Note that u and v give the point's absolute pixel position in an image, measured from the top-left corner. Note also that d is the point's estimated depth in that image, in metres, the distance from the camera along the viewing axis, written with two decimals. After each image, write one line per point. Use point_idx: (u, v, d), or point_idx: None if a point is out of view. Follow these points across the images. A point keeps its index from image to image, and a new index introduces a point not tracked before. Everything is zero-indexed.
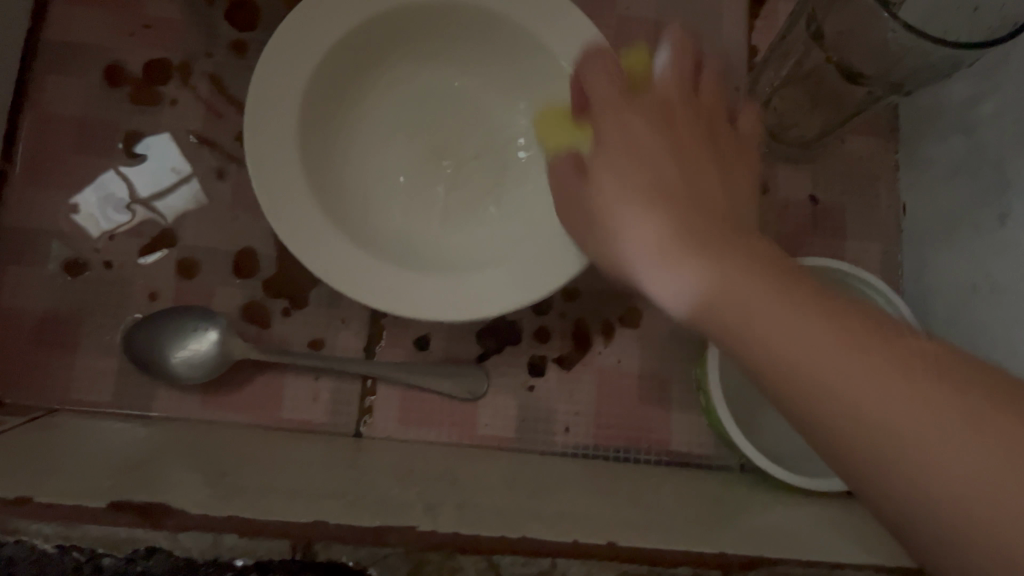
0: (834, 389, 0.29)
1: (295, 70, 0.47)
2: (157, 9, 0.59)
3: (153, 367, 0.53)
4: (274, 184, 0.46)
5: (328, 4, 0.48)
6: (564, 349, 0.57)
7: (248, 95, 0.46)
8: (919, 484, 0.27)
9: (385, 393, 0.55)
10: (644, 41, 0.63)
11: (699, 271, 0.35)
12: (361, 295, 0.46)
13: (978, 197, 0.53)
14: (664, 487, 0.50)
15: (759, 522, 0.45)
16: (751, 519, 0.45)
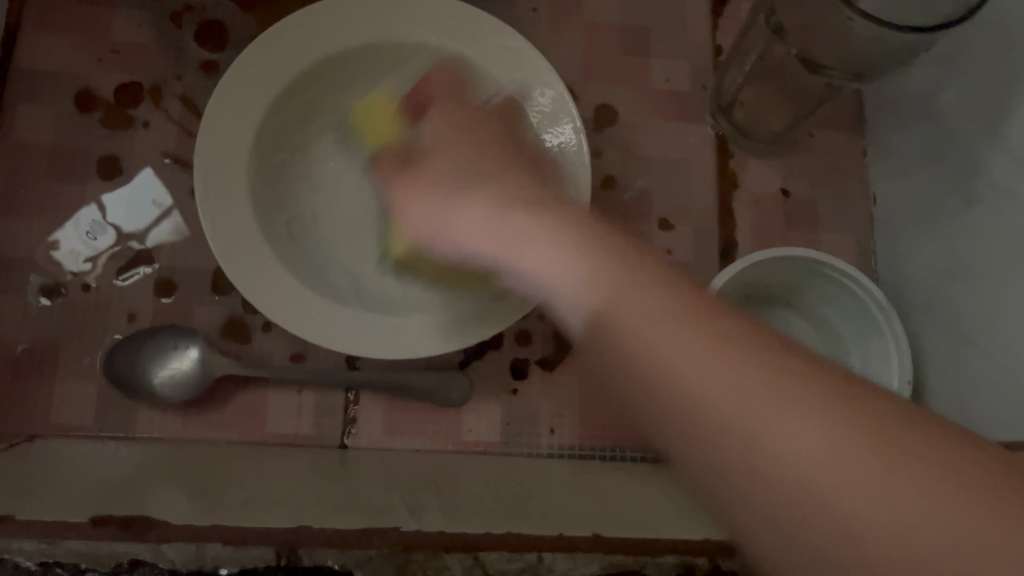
0: (787, 447, 0.25)
1: (246, 115, 0.52)
2: (127, 34, 0.59)
3: (135, 388, 0.53)
4: (226, 239, 0.50)
5: (262, 59, 0.52)
6: (546, 351, 0.58)
7: (197, 163, 0.50)
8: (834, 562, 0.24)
9: (369, 403, 0.56)
10: (610, 44, 0.64)
11: (593, 268, 0.32)
12: (359, 345, 0.50)
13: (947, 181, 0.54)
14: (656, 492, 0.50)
15: None
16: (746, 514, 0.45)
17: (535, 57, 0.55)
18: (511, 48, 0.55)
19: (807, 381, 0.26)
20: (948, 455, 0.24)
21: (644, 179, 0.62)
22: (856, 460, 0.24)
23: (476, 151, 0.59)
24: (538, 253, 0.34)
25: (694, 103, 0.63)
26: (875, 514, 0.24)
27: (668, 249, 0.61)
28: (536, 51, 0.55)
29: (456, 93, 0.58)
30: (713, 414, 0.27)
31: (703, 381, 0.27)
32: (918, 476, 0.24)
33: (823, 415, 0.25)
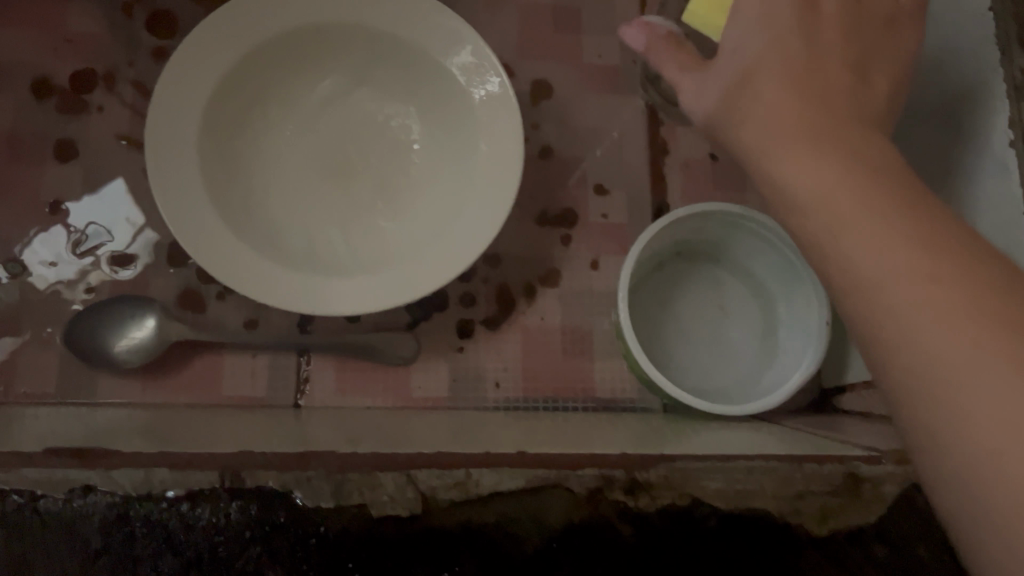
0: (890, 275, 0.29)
1: (194, 93, 0.54)
2: (81, 24, 0.62)
3: (96, 356, 0.56)
4: (176, 209, 0.53)
5: (207, 40, 0.54)
6: (490, 311, 0.61)
7: (147, 138, 0.53)
8: (910, 374, 0.28)
9: (320, 364, 0.58)
10: (544, 22, 0.67)
11: (805, 138, 0.33)
12: (305, 306, 0.53)
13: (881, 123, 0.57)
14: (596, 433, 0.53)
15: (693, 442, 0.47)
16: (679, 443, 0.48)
17: (465, 33, 0.57)
18: (442, 25, 0.57)
19: (906, 226, 0.29)
20: (966, 283, 0.27)
21: (579, 148, 0.65)
22: (917, 291, 0.28)
23: (415, 125, 0.62)
24: (777, 112, 0.34)
25: (625, 77, 0.67)
26: (918, 337, 0.28)
27: (604, 213, 0.64)
28: (469, 27, 0.57)
29: (396, 71, 0.61)
30: (879, 256, 0.29)
31: (871, 228, 0.30)
32: (942, 302, 0.27)
33: (901, 241, 0.29)
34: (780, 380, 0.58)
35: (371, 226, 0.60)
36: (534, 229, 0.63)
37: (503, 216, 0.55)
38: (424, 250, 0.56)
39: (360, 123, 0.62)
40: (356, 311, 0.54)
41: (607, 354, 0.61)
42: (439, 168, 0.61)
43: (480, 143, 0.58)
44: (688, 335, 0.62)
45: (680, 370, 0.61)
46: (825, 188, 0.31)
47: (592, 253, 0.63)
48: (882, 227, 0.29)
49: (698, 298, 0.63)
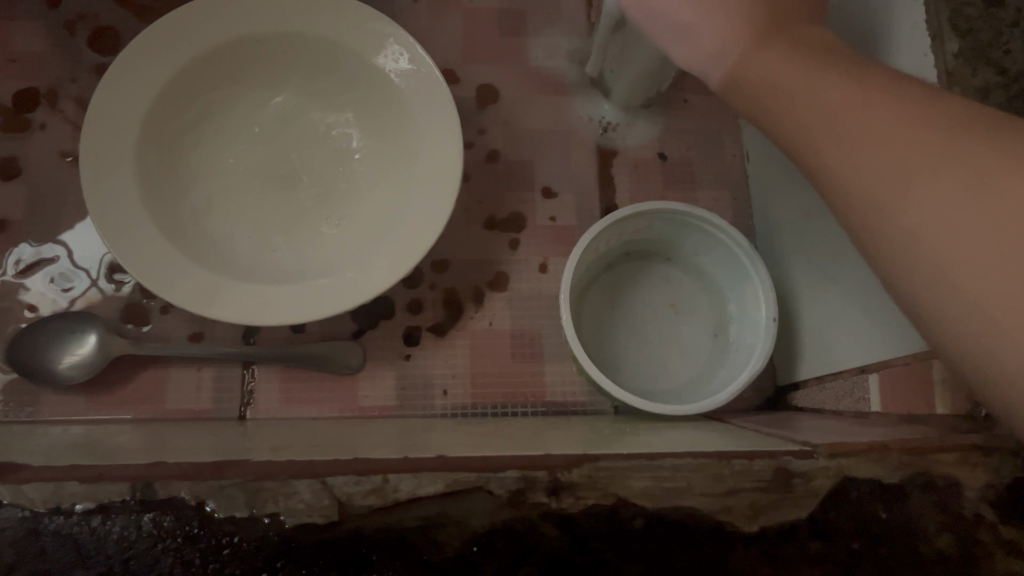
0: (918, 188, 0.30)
1: (131, 106, 0.54)
2: (23, 43, 0.62)
3: (38, 374, 0.55)
4: (110, 221, 0.52)
5: (142, 53, 0.54)
6: (438, 318, 0.60)
7: (82, 152, 0.53)
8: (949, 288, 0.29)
9: (266, 376, 0.58)
10: (489, 28, 0.67)
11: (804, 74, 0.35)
12: (245, 316, 0.53)
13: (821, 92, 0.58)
14: (542, 436, 0.53)
15: (630, 442, 0.47)
16: (620, 442, 0.48)
17: (402, 38, 0.57)
18: (379, 32, 0.57)
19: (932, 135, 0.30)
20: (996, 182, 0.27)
21: (527, 151, 0.65)
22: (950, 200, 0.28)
23: (356, 135, 0.62)
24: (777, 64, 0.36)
25: (571, 80, 0.67)
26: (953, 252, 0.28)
27: (551, 216, 0.64)
28: (406, 33, 0.57)
29: (335, 82, 0.61)
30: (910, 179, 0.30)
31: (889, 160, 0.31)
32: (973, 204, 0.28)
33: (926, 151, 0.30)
34: (731, 378, 0.57)
35: (313, 236, 0.60)
36: (482, 234, 0.63)
37: (443, 221, 0.55)
38: (367, 257, 0.56)
39: (303, 136, 0.62)
40: (298, 320, 0.53)
41: (558, 357, 0.61)
42: (382, 177, 0.60)
43: (420, 149, 0.58)
44: (640, 337, 0.62)
45: (631, 372, 0.60)
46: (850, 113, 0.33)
47: (541, 255, 0.63)
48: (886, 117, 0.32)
49: (648, 298, 0.63)
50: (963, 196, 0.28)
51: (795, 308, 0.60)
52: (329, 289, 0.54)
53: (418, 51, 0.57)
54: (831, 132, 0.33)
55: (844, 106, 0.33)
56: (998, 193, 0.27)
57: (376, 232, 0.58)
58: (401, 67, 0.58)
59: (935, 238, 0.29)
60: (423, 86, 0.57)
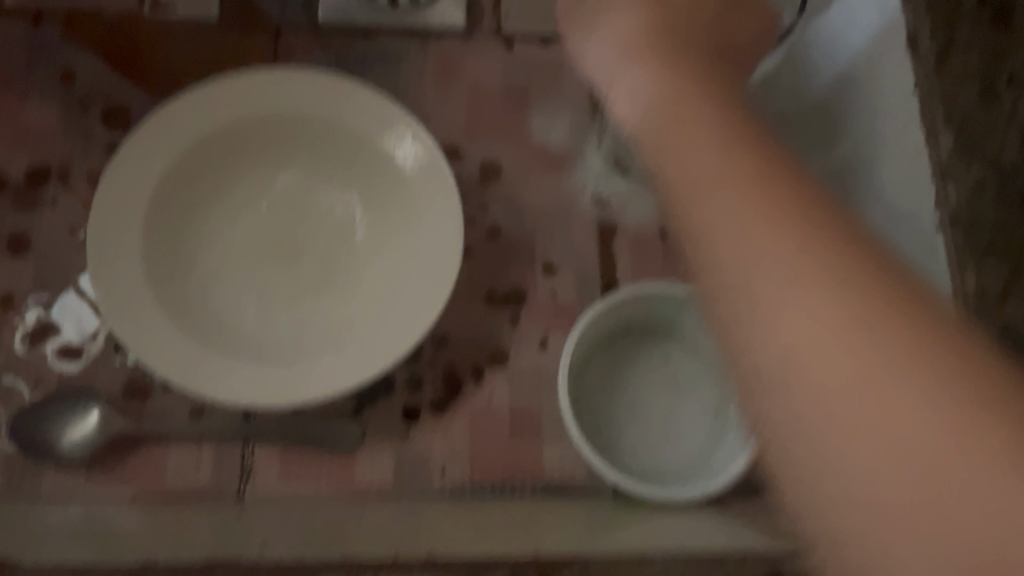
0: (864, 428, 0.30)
1: (141, 185, 0.56)
2: (36, 120, 0.64)
3: (41, 450, 0.56)
4: (115, 299, 0.54)
5: (154, 135, 0.57)
6: (437, 395, 0.61)
7: (90, 231, 0.54)
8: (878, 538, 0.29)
9: (265, 453, 0.58)
10: (493, 106, 0.69)
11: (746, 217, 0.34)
12: (242, 395, 0.53)
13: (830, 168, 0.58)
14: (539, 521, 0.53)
15: None
16: None
17: (404, 119, 0.59)
18: (382, 114, 0.60)
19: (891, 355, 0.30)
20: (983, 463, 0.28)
21: (528, 227, 0.66)
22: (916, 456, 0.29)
23: (358, 211, 0.62)
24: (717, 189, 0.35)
25: (573, 157, 0.68)
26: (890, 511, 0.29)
27: (552, 292, 0.64)
28: (407, 114, 0.60)
29: (339, 161, 0.62)
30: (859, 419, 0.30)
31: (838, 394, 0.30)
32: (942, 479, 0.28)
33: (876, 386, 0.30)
34: (729, 460, 0.57)
35: (313, 312, 0.59)
36: (482, 309, 0.63)
37: (443, 300, 0.55)
38: (366, 335, 0.56)
39: (304, 210, 0.62)
40: (295, 401, 0.53)
41: (557, 436, 0.61)
42: (383, 253, 0.61)
43: (420, 227, 0.59)
44: (637, 414, 0.61)
45: (628, 449, 0.60)
46: (800, 285, 0.32)
47: (541, 331, 0.63)
48: (825, 310, 0.31)
49: (646, 373, 0.62)
50: (927, 424, 0.29)
51: None
52: (327, 366, 0.55)
53: (419, 132, 0.59)
54: (761, 298, 0.33)
55: (782, 282, 0.32)
56: (980, 460, 0.28)
57: (376, 309, 0.58)
58: (402, 147, 0.60)
59: (865, 490, 0.29)
60: (425, 164, 0.59)
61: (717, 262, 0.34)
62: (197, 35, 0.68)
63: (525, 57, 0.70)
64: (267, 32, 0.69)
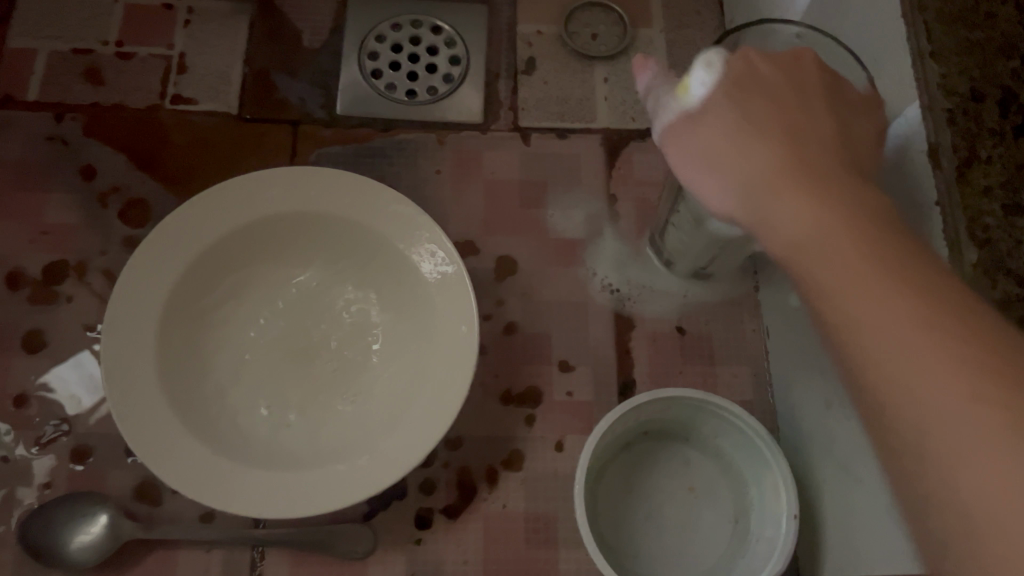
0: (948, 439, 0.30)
1: (158, 285, 0.56)
2: (56, 216, 0.65)
3: (47, 555, 0.55)
4: (128, 403, 0.53)
5: (173, 234, 0.57)
6: (450, 499, 0.60)
7: (105, 332, 0.54)
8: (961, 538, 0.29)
9: (275, 560, 0.57)
10: (509, 200, 0.69)
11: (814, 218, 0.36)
12: (252, 505, 0.52)
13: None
14: None
15: None
16: None
17: (423, 220, 0.59)
18: (400, 214, 0.59)
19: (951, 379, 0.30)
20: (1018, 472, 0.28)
21: (544, 324, 0.65)
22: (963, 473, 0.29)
23: (374, 311, 0.63)
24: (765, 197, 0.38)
25: (589, 252, 0.68)
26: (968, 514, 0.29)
27: (568, 391, 0.63)
28: (426, 214, 0.59)
29: (356, 260, 0.63)
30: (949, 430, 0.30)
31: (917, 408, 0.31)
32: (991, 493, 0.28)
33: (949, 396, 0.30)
34: (752, 574, 0.55)
35: (327, 415, 0.59)
36: (498, 409, 0.62)
37: (458, 406, 0.54)
38: (380, 442, 0.55)
39: (321, 310, 0.63)
40: (305, 513, 0.52)
41: (572, 543, 0.59)
42: (398, 354, 0.61)
43: (437, 328, 0.58)
44: (658, 524, 0.60)
45: (648, 561, 0.58)
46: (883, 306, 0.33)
47: (557, 432, 0.62)
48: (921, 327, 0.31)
49: (667, 482, 0.61)
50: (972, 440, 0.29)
51: (817, 499, 0.58)
52: (339, 474, 0.54)
53: (438, 233, 0.59)
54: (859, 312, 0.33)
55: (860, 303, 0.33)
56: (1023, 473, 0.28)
57: (391, 412, 0.58)
58: (421, 247, 0.59)
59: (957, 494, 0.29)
60: (444, 266, 0.58)
61: (847, 315, 0.34)
62: (218, 129, 0.69)
63: (542, 150, 0.70)
64: (286, 124, 0.69)
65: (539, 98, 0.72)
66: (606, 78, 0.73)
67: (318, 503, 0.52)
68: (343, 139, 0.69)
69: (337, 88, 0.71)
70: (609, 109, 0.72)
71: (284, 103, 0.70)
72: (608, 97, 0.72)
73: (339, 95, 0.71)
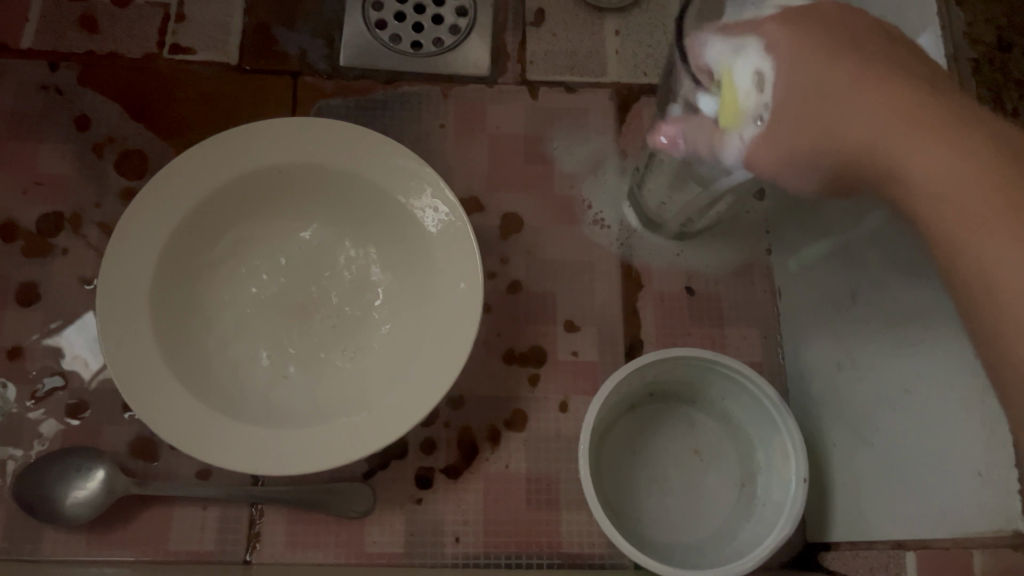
0: None
1: (152, 237, 0.55)
2: (50, 166, 0.63)
3: (41, 510, 0.54)
4: (122, 358, 0.52)
5: (168, 186, 0.55)
6: (451, 458, 0.58)
7: (98, 286, 0.52)
8: None
9: (272, 517, 0.56)
10: (514, 156, 0.67)
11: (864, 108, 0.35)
12: (247, 462, 0.51)
13: (846, 243, 0.55)
14: None
15: None
16: None
17: (426, 173, 0.57)
18: (402, 167, 0.57)
19: None
20: None
21: (549, 282, 0.64)
22: None
23: (376, 267, 0.61)
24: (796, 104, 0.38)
25: (599, 211, 0.66)
26: None
27: (573, 351, 0.62)
28: (428, 166, 0.57)
29: (357, 214, 0.61)
30: None
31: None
32: None
33: None
34: (758, 539, 0.54)
35: (326, 372, 0.58)
36: (500, 368, 0.61)
37: (460, 364, 0.53)
38: (380, 399, 0.54)
39: (321, 265, 0.61)
40: (302, 471, 0.51)
41: (575, 504, 0.58)
42: (402, 311, 0.59)
43: (440, 284, 0.57)
44: (661, 487, 0.59)
45: (651, 525, 0.57)
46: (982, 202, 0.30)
47: (561, 393, 0.61)
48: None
49: (672, 444, 0.60)
50: None
51: (826, 463, 0.57)
52: (335, 432, 0.52)
53: (442, 187, 0.57)
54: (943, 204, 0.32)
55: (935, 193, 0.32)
56: None
57: (392, 369, 0.57)
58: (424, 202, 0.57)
59: None
60: (448, 221, 0.57)
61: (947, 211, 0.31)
62: (215, 80, 0.67)
63: (550, 105, 0.68)
64: (286, 75, 0.67)
65: (547, 52, 0.70)
66: (617, 31, 0.70)
67: (315, 462, 0.51)
68: (344, 91, 0.67)
69: (340, 39, 0.69)
70: (620, 64, 0.70)
71: (284, 54, 0.68)
72: (619, 50, 0.70)
73: (341, 46, 0.68)
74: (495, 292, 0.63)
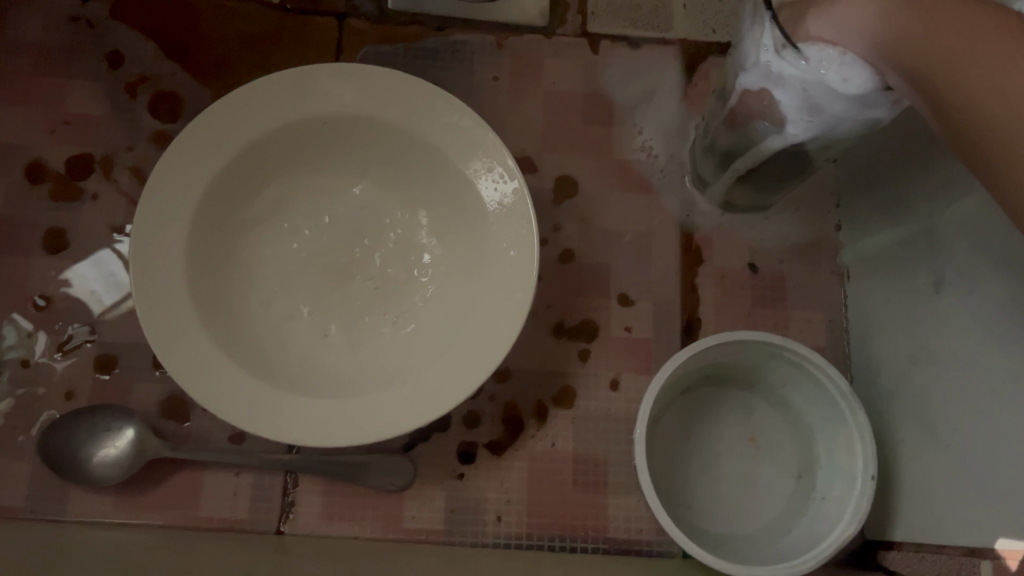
0: None
1: (190, 186, 0.51)
2: (80, 105, 0.60)
3: (68, 469, 0.52)
4: (156, 314, 0.48)
5: (207, 133, 0.51)
6: (495, 434, 0.56)
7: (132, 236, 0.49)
8: None
9: (308, 487, 0.54)
10: (570, 115, 0.63)
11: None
12: (285, 432, 0.48)
13: (930, 225, 0.51)
14: None
15: None
16: None
17: (483, 131, 0.53)
18: (457, 123, 0.53)
19: None
20: None
21: (604, 253, 0.60)
22: None
23: (423, 230, 0.58)
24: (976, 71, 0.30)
25: (658, 178, 0.62)
26: None
27: (626, 326, 0.58)
28: (485, 124, 0.53)
29: (406, 172, 0.57)
30: None
31: None
32: None
33: None
34: (819, 535, 0.51)
35: (369, 338, 0.55)
36: (549, 341, 0.58)
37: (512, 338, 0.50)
38: (425, 371, 0.51)
39: (366, 225, 0.58)
40: (342, 444, 0.48)
41: (623, 488, 0.55)
42: (450, 279, 0.56)
43: (492, 251, 0.53)
44: (714, 475, 0.56)
45: (702, 513, 0.54)
46: None
47: (612, 370, 0.57)
48: None
49: (727, 430, 0.57)
50: None
51: (893, 459, 0.54)
52: (378, 404, 0.49)
53: (499, 147, 0.53)
54: None
55: None
56: None
57: (438, 339, 0.53)
58: (478, 162, 0.53)
59: None
60: (504, 184, 0.53)
61: None
62: (256, 19, 0.62)
63: (611, 62, 0.64)
64: (331, 16, 0.63)
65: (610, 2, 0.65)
66: None
67: (358, 434, 0.48)
68: (392, 38, 0.63)
69: None
70: (688, 20, 0.65)
71: None
72: (686, 5, 0.65)
73: None
74: (546, 260, 0.60)
